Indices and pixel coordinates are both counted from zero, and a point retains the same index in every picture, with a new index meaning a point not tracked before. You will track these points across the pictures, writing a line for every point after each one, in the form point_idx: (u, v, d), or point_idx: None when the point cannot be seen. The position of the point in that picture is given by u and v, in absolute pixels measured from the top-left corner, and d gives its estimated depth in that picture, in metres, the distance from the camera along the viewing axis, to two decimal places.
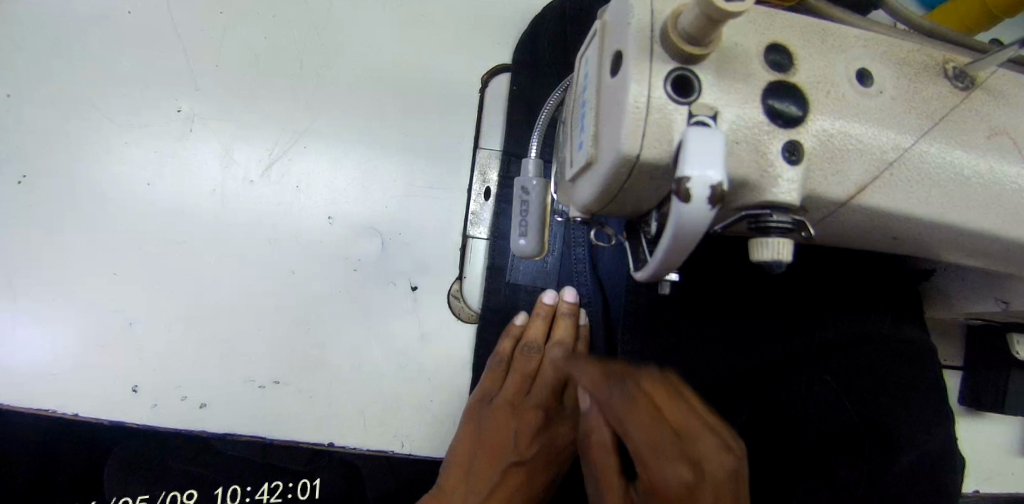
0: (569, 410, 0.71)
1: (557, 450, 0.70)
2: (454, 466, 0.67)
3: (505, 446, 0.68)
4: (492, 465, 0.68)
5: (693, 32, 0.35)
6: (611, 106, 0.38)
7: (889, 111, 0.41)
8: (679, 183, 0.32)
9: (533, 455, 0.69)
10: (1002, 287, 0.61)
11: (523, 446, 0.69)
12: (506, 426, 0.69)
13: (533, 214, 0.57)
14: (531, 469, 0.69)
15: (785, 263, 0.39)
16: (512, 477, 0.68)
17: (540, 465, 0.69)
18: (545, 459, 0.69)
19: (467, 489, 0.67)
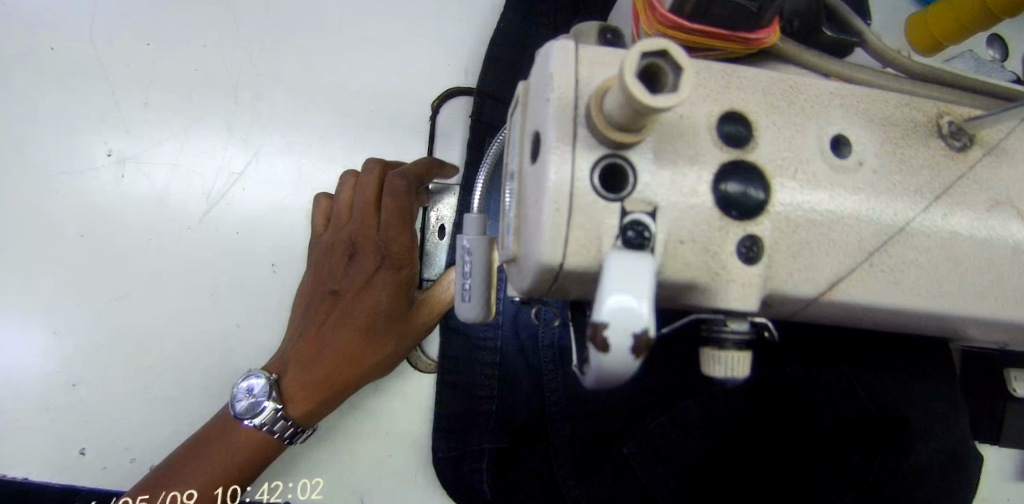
0: (389, 250, 0.59)
1: (382, 282, 0.60)
2: (292, 325, 0.62)
3: (328, 322, 0.61)
4: (319, 327, 0.61)
5: (619, 119, 0.29)
6: (530, 201, 0.32)
7: (871, 186, 0.35)
8: (595, 327, 0.26)
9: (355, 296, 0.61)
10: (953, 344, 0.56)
11: (351, 289, 0.61)
12: (335, 308, 0.61)
13: (476, 275, 0.51)
14: (350, 300, 0.61)
15: (739, 378, 0.34)
16: (330, 304, 0.61)
17: (355, 294, 0.61)
18: (362, 300, 0.60)
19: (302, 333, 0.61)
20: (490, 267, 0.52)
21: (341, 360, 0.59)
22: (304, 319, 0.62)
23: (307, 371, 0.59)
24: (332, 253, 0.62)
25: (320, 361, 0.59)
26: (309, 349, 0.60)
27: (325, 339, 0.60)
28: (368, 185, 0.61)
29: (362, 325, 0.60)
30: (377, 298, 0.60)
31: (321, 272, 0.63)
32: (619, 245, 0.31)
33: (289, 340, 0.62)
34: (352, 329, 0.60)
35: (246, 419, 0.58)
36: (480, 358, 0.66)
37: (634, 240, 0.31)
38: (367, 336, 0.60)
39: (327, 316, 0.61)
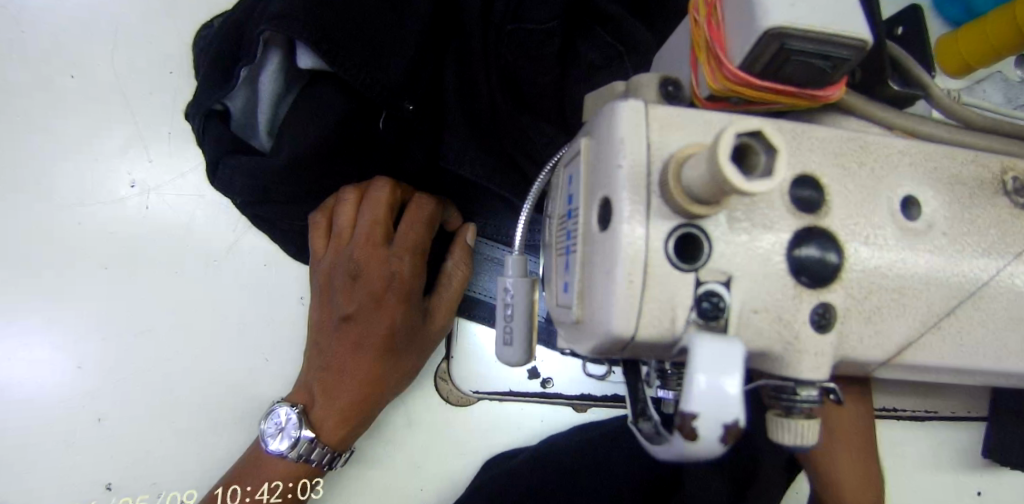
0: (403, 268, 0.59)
1: (395, 299, 0.59)
2: (308, 356, 0.62)
3: (344, 348, 0.60)
4: (337, 355, 0.60)
5: (699, 191, 0.28)
6: (599, 268, 0.31)
7: (940, 248, 0.34)
8: (684, 416, 0.25)
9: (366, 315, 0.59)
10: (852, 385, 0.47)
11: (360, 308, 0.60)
12: (348, 334, 0.60)
13: (517, 318, 0.50)
14: (364, 320, 0.60)
15: (807, 447, 0.33)
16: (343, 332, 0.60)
17: (369, 314, 0.59)
18: (377, 318, 0.59)
19: (317, 363, 0.61)
20: (531, 310, 0.51)
21: (365, 383, 0.59)
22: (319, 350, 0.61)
23: (332, 399, 0.59)
24: (337, 280, 0.61)
25: (333, 383, 0.59)
26: (331, 380, 0.60)
27: (345, 363, 0.59)
28: (377, 208, 0.60)
29: (382, 344, 0.59)
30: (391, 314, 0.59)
31: (327, 299, 0.62)
32: (693, 316, 0.30)
33: (309, 372, 0.61)
34: (374, 347, 0.59)
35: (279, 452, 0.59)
36: (514, 392, 0.67)
37: (709, 311, 0.30)
38: (386, 354, 0.59)
39: (340, 342, 0.60)
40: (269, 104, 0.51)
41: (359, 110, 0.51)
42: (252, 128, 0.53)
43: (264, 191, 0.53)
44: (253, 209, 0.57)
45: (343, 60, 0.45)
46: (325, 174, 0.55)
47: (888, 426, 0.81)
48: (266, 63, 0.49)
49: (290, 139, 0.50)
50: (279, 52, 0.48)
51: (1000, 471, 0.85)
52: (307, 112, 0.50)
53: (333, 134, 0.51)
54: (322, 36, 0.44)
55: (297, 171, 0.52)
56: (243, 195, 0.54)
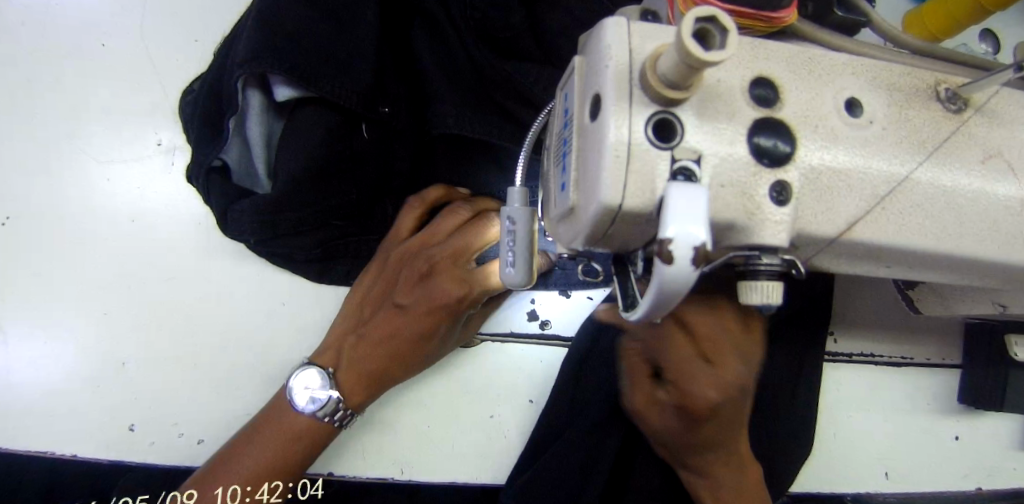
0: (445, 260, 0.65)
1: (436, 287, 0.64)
2: (343, 336, 0.67)
3: (383, 326, 0.65)
4: (376, 330, 0.66)
5: (672, 78, 0.34)
6: (590, 154, 0.37)
7: (879, 142, 0.40)
8: (661, 244, 0.31)
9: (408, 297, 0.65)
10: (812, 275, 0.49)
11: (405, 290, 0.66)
12: (390, 315, 0.65)
13: (520, 244, 0.55)
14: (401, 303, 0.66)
15: (774, 306, 0.38)
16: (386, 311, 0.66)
17: (408, 297, 0.65)
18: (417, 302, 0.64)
19: (352, 336, 0.67)
20: (532, 238, 0.56)
21: (392, 360, 0.65)
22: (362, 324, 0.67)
23: (359, 369, 0.65)
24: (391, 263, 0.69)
25: (372, 371, 0.65)
26: (365, 351, 0.65)
27: (378, 340, 0.65)
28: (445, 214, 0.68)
29: (416, 328, 0.64)
30: (427, 304, 0.63)
31: (377, 280, 0.69)
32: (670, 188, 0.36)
33: (343, 347, 0.66)
34: (410, 331, 0.64)
35: (298, 405, 0.63)
36: (515, 333, 0.73)
37: (683, 183, 0.36)
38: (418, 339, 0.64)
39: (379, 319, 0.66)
40: (257, 141, 0.64)
41: (342, 120, 0.63)
42: (252, 176, 0.66)
43: (276, 213, 0.63)
44: (265, 246, 0.67)
45: (317, 81, 0.57)
46: (327, 196, 0.65)
47: (867, 372, 0.87)
48: (249, 105, 0.62)
49: (299, 162, 0.62)
50: (255, 90, 0.61)
51: (976, 417, 0.90)
52: (302, 130, 0.62)
53: (327, 142, 0.63)
54: (292, 66, 0.55)
55: (309, 190, 0.64)
56: (259, 235, 0.64)
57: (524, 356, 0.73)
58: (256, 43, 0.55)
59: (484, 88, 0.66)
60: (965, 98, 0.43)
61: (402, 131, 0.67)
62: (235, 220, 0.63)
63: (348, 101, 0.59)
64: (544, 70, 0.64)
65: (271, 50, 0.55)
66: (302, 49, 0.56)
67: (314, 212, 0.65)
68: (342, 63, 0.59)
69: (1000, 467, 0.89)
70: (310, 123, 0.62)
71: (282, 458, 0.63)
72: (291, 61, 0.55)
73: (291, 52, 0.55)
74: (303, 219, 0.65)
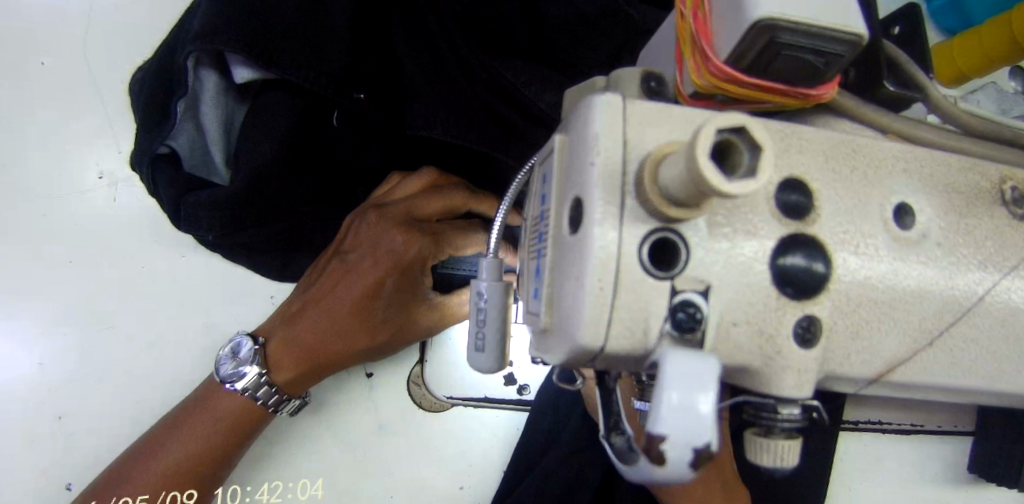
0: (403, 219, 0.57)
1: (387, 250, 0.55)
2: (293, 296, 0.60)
3: (328, 288, 0.57)
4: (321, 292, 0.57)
5: (678, 194, 0.26)
6: (569, 274, 0.29)
7: (933, 262, 0.32)
8: (651, 440, 0.23)
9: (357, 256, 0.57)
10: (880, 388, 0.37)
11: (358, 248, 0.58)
12: (336, 276, 0.57)
13: (492, 324, 0.47)
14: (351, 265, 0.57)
15: (787, 468, 0.30)
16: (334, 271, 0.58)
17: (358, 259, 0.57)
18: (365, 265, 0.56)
19: (300, 295, 0.60)
20: (507, 314, 0.48)
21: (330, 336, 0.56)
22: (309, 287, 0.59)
23: (297, 342, 0.57)
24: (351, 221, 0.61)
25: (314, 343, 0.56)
26: (304, 318, 0.57)
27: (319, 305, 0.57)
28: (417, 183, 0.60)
29: (361, 295, 0.55)
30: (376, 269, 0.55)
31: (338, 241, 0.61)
32: (668, 328, 0.28)
33: (290, 310, 0.59)
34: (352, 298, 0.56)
35: (229, 384, 0.57)
36: (491, 398, 0.66)
37: (684, 322, 0.28)
38: (363, 315, 0.56)
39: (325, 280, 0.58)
40: (214, 126, 0.53)
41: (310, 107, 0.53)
42: (210, 165, 0.56)
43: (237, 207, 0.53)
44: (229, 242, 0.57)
45: (274, 60, 0.46)
46: (292, 184, 0.57)
47: (874, 439, 0.80)
48: (202, 86, 0.51)
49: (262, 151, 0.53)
50: (209, 69, 0.50)
51: (990, 488, 0.83)
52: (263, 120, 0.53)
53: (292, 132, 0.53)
54: (250, 42, 0.45)
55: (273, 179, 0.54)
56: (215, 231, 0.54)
57: (500, 421, 0.66)
58: (212, 12, 0.46)
59: (473, 88, 0.55)
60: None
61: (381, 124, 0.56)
62: (187, 218, 0.53)
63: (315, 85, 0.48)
64: (541, 69, 0.56)
65: (228, 22, 0.45)
66: (264, 23, 0.46)
67: (275, 203, 0.56)
68: (307, 40, 0.48)
69: None
70: (272, 107, 0.53)
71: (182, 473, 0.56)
72: (247, 36, 0.45)
73: (251, 23, 0.46)
74: (269, 208, 0.56)
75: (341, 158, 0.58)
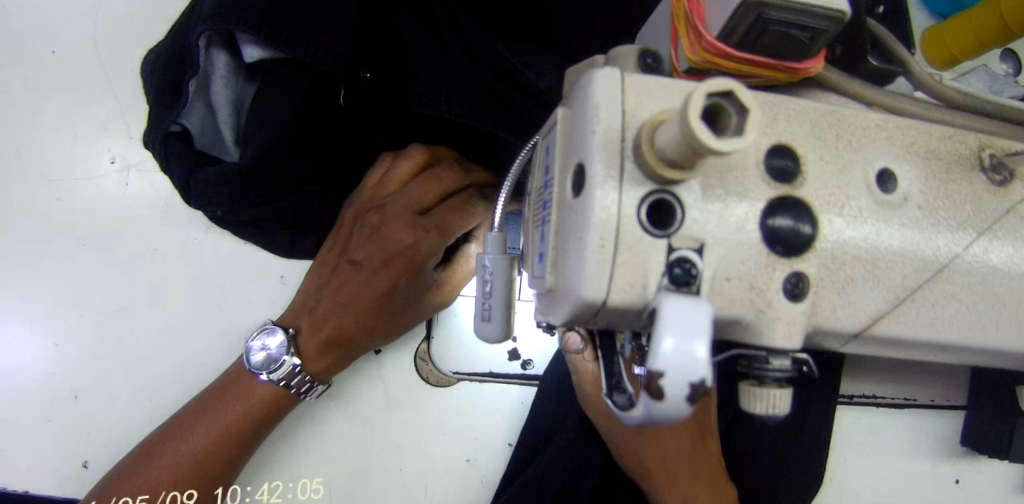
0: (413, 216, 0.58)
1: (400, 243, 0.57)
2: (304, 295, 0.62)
3: (347, 292, 0.59)
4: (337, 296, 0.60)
5: (672, 155, 0.28)
6: (572, 234, 0.31)
7: (914, 222, 0.34)
8: (650, 376, 0.25)
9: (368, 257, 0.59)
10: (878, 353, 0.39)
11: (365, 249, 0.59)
12: (350, 280, 0.59)
13: (497, 295, 0.50)
14: (365, 266, 0.59)
15: (779, 416, 0.33)
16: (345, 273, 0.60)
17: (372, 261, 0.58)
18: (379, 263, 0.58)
19: (313, 298, 0.61)
20: (512, 287, 0.51)
21: (353, 330, 0.59)
22: (319, 288, 0.61)
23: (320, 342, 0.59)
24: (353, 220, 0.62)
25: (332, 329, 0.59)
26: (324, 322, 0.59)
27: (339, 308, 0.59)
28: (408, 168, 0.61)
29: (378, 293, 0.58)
30: (392, 272, 0.58)
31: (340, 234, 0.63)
32: (665, 282, 0.30)
33: (303, 313, 0.61)
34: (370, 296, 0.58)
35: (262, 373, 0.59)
36: (495, 373, 0.68)
37: (680, 277, 0.30)
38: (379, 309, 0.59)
39: (339, 285, 0.60)
40: (226, 107, 0.55)
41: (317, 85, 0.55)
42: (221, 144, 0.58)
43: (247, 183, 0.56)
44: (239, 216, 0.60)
45: (286, 41, 0.48)
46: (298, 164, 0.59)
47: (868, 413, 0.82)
48: (213, 67, 0.53)
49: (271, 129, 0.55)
50: (220, 50, 0.52)
51: (980, 461, 0.86)
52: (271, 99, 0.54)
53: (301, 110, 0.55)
54: (260, 23, 0.47)
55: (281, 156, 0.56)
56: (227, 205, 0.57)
57: (505, 396, 0.68)
58: None
59: (475, 66, 0.57)
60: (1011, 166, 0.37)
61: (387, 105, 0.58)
62: (199, 194, 0.55)
63: (326, 64, 0.50)
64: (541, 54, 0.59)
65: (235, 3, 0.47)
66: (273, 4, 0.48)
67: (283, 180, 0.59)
68: (315, 20, 0.49)
69: None
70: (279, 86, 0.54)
71: (197, 472, 0.58)
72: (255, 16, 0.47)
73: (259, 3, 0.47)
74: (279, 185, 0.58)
75: (348, 136, 0.60)
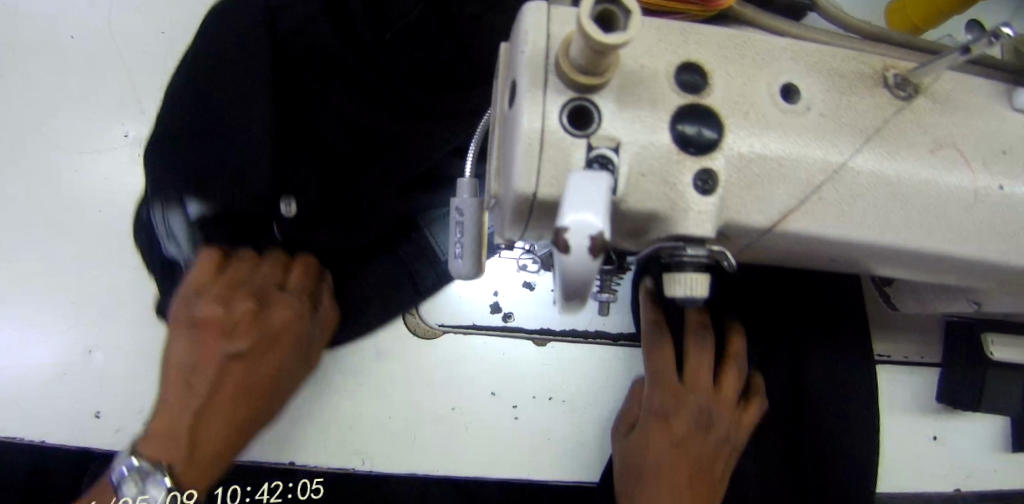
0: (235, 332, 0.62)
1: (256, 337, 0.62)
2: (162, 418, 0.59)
3: (198, 421, 0.59)
4: (182, 393, 0.60)
5: (581, 61, 0.33)
6: (508, 141, 0.36)
7: (816, 129, 0.38)
8: (558, 233, 0.29)
9: (220, 376, 0.61)
10: (801, 258, 0.43)
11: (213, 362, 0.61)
12: (211, 414, 0.60)
13: (469, 234, 0.54)
14: (232, 366, 0.61)
15: (699, 299, 0.37)
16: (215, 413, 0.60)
17: (246, 360, 0.62)
18: (252, 359, 0.62)
19: (177, 410, 0.59)
20: (482, 228, 0.55)
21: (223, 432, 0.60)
22: (193, 394, 0.60)
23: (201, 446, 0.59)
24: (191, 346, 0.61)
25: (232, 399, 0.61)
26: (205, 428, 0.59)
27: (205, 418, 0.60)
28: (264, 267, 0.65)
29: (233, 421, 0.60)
30: (253, 385, 0.62)
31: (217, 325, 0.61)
32: None
33: (157, 431, 0.59)
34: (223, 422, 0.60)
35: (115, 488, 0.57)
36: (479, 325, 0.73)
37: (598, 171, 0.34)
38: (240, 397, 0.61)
39: (200, 399, 0.60)
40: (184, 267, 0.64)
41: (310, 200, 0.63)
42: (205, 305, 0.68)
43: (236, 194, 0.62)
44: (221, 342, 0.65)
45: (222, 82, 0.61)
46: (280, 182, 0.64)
47: None
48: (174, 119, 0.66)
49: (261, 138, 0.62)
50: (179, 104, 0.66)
51: (960, 418, 0.88)
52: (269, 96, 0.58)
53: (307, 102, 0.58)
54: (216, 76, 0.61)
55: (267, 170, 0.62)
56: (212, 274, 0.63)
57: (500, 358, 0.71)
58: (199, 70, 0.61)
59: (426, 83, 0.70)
60: (911, 83, 0.41)
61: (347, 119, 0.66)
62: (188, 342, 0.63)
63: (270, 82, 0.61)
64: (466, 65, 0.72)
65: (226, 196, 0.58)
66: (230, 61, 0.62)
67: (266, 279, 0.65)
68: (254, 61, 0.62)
69: (983, 467, 0.87)
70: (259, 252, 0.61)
71: None
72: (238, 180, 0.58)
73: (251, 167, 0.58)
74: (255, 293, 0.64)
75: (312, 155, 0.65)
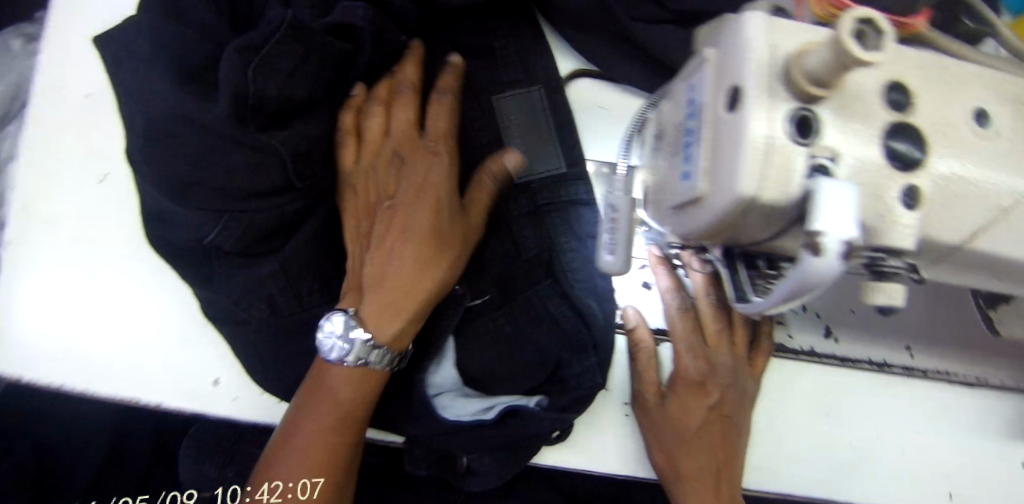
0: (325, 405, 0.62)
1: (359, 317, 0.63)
2: (308, 392, 0.62)
3: (323, 391, 0.62)
4: (310, 401, 0.62)
5: (821, 73, 0.34)
6: (728, 143, 0.38)
7: (1008, 155, 0.40)
8: (813, 236, 0.32)
9: (319, 410, 0.61)
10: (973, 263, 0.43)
11: (320, 405, 0.62)
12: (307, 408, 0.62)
13: (621, 231, 0.56)
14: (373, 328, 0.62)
15: (897, 307, 0.40)
16: (351, 372, 0.62)
17: (346, 385, 0.62)
18: (357, 386, 0.62)
19: (299, 409, 0.62)
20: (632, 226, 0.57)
21: (323, 399, 0.61)
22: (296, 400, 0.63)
23: (311, 401, 0.62)
24: (309, 398, 0.62)
25: (423, 240, 0.63)
26: (311, 403, 0.62)
27: (310, 392, 0.62)
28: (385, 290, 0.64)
29: (361, 399, 0.63)
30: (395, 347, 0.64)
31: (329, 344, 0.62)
32: (810, 185, 0.37)
33: (305, 385, 0.63)
34: (322, 410, 0.61)
35: None
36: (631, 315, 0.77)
37: (820, 177, 0.36)
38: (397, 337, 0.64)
39: (329, 399, 0.62)
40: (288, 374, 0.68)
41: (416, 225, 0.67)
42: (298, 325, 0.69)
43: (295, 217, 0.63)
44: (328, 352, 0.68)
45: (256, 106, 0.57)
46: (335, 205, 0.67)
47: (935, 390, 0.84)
48: None
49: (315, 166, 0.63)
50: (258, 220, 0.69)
51: None
52: (247, 93, 0.56)
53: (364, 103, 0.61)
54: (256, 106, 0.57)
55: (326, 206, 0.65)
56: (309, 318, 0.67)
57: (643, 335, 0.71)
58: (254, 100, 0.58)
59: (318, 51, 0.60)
60: None
61: (262, 109, 0.58)
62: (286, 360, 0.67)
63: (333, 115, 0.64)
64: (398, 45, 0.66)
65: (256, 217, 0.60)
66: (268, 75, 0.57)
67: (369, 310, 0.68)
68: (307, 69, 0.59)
69: None
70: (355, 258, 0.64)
71: None
72: (265, 194, 0.60)
73: (265, 175, 0.59)
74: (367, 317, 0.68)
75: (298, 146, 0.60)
